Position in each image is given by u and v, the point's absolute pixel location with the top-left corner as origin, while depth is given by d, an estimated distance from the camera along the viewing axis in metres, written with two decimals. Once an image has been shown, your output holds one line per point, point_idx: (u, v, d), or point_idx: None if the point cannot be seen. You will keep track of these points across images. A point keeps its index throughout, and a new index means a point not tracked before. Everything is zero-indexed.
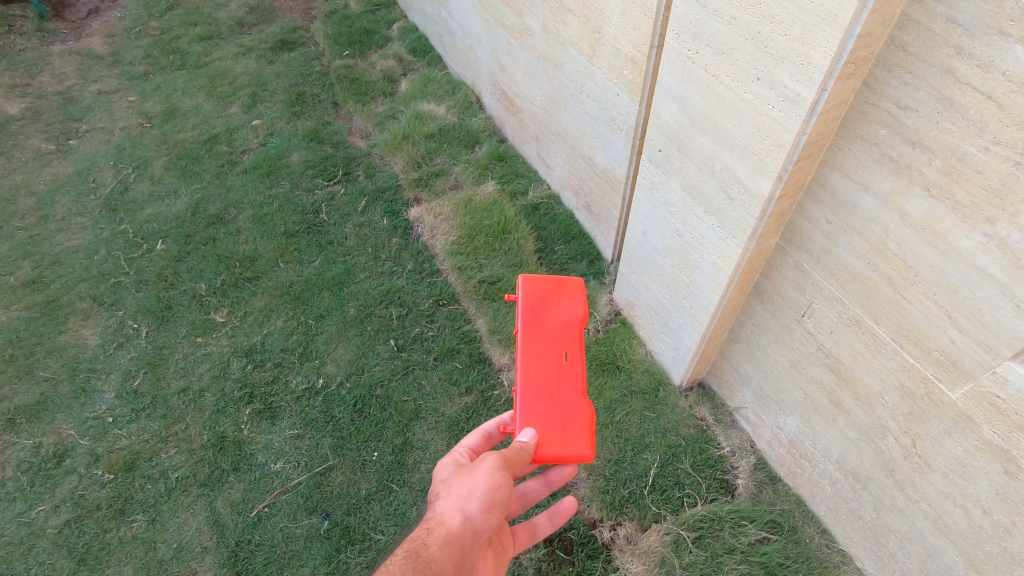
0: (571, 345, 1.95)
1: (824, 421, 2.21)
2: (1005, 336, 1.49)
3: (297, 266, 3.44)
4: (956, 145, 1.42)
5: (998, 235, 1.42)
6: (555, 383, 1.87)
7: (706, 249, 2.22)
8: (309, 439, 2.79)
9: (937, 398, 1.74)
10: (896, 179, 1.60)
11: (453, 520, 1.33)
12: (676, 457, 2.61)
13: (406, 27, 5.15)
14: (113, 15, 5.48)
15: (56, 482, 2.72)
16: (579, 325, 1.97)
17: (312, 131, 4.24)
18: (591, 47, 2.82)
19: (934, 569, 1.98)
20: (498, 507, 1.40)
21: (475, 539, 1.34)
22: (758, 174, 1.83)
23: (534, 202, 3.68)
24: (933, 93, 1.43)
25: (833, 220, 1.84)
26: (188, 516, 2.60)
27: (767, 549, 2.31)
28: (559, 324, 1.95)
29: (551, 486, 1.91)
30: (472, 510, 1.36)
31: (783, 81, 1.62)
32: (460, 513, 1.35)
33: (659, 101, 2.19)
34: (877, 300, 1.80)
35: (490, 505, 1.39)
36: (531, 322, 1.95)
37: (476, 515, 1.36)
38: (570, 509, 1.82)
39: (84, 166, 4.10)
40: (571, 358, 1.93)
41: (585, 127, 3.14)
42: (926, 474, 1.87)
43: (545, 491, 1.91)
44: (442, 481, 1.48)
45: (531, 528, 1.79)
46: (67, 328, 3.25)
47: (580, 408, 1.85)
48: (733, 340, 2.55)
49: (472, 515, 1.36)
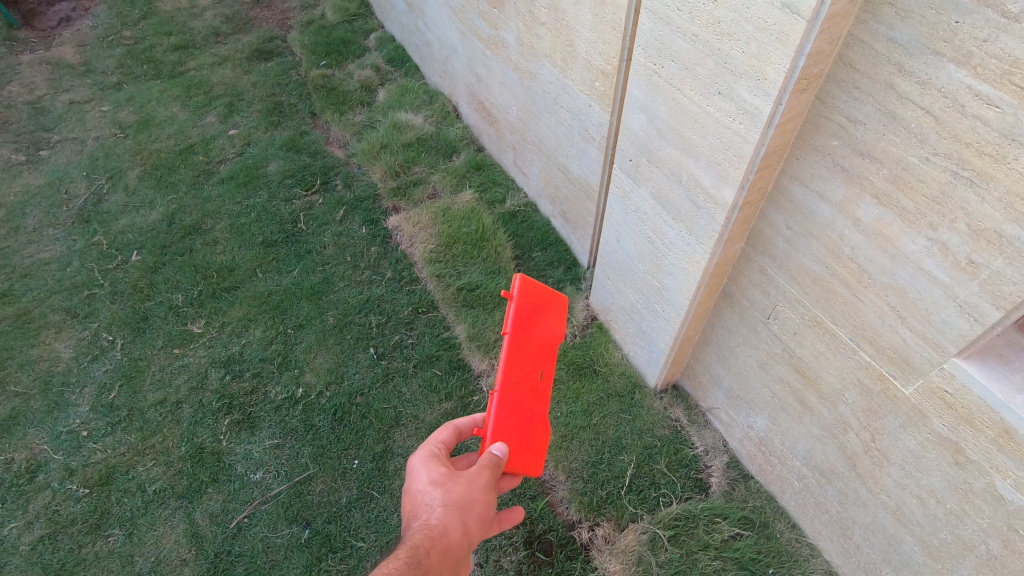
0: (545, 365, 1.97)
1: (791, 419, 2.30)
2: (950, 335, 1.59)
3: (275, 276, 3.45)
4: (901, 156, 1.52)
5: (940, 239, 1.51)
6: (529, 401, 1.87)
7: (676, 255, 2.30)
8: (289, 449, 2.79)
9: (891, 393, 1.83)
10: (848, 188, 1.70)
11: (452, 536, 1.34)
12: (652, 457, 2.68)
13: (383, 37, 5.20)
14: (85, 24, 5.43)
15: (28, 498, 2.68)
16: (553, 344, 2.01)
17: (289, 140, 4.25)
18: (563, 59, 2.90)
19: (896, 558, 2.07)
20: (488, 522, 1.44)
21: (467, 551, 1.37)
22: (721, 183, 1.92)
23: (511, 210, 3.74)
24: (878, 107, 1.52)
25: (793, 226, 1.93)
26: (165, 528, 2.58)
27: (739, 544, 2.39)
28: (541, 339, 1.96)
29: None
30: (470, 524, 1.38)
31: (742, 95, 1.70)
32: (459, 529, 1.36)
33: (629, 113, 2.27)
34: (835, 302, 1.90)
35: (483, 521, 1.43)
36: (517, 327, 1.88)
37: (472, 530, 1.39)
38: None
39: (55, 177, 4.05)
40: (543, 377, 1.96)
41: (559, 137, 3.22)
42: (884, 466, 1.96)
43: None
44: (433, 483, 1.45)
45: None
46: (39, 341, 3.21)
47: (542, 432, 1.89)
48: (704, 343, 2.63)
49: (469, 529, 1.38)
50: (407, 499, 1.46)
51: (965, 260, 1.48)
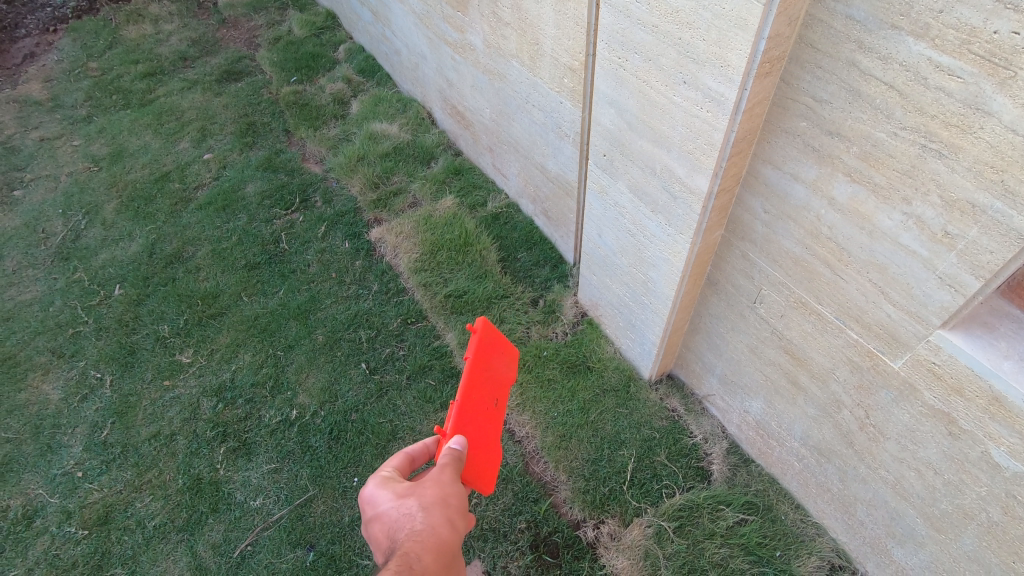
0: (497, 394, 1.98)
1: (786, 401, 2.29)
2: (933, 307, 1.58)
3: (261, 298, 3.42)
4: (869, 132, 1.51)
5: (915, 213, 1.51)
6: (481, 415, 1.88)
7: (657, 247, 2.29)
8: (288, 472, 2.77)
9: (881, 369, 1.83)
10: (820, 168, 1.69)
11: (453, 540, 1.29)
12: (652, 450, 2.67)
13: (352, 48, 5.16)
14: (50, 58, 5.37)
15: (27, 544, 2.65)
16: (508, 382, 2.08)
17: (265, 160, 4.21)
18: (531, 58, 2.89)
19: (900, 532, 2.07)
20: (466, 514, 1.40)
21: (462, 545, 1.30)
22: (695, 173, 1.90)
23: (494, 212, 3.72)
24: (843, 85, 1.52)
25: (770, 209, 1.92)
26: (169, 563, 2.55)
27: (745, 530, 2.38)
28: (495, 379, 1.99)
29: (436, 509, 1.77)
30: (455, 520, 1.32)
31: (706, 83, 1.69)
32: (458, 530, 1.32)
33: (598, 108, 2.26)
34: (817, 282, 1.90)
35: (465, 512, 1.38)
36: (477, 361, 1.90)
37: (458, 522, 1.33)
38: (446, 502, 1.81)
39: (31, 217, 3.99)
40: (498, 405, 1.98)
41: (534, 136, 3.20)
42: (881, 442, 1.96)
43: None
44: (407, 491, 1.35)
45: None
46: (27, 385, 3.17)
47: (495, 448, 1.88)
48: (694, 331, 2.62)
49: (456, 519, 1.32)
50: (377, 527, 1.31)
51: (941, 232, 1.47)
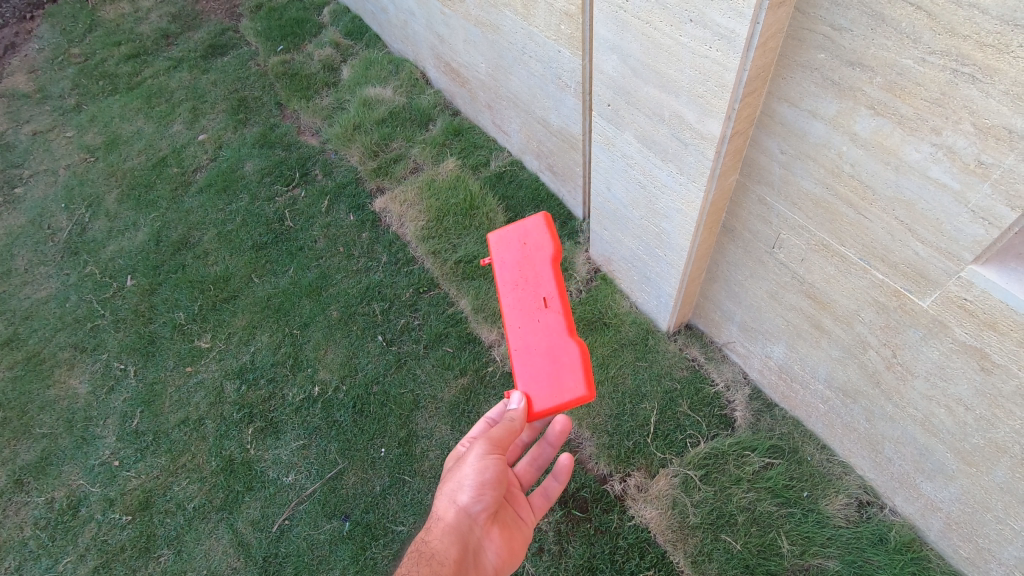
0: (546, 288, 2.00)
1: (809, 344, 2.25)
2: (965, 242, 1.51)
3: (272, 278, 3.41)
4: (894, 60, 1.42)
5: (945, 143, 1.42)
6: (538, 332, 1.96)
7: (670, 198, 2.20)
8: (316, 447, 2.82)
9: (908, 308, 1.77)
10: (841, 102, 1.59)
11: (462, 514, 1.56)
12: (674, 400, 2.66)
13: (338, 10, 4.97)
14: (31, 47, 5.23)
15: (76, 533, 2.75)
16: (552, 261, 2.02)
17: (260, 136, 4.12)
18: (524, 6, 2.74)
19: (929, 468, 2.06)
20: (492, 488, 1.61)
21: (470, 521, 1.57)
22: (706, 117, 1.81)
23: (498, 172, 3.62)
24: (864, 10, 1.41)
25: (788, 150, 1.83)
26: (212, 541, 2.65)
27: (771, 473, 2.40)
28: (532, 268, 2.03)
29: (561, 482, 1.97)
30: (464, 501, 1.57)
31: (715, 19, 1.58)
32: (470, 506, 1.58)
33: (600, 55, 2.14)
34: (840, 223, 1.82)
35: (481, 488, 1.59)
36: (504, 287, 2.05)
37: (468, 502, 1.58)
38: (568, 466, 1.91)
39: (35, 214, 3.98)
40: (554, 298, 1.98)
41: (534, 89, 3.07)
42: (908, 380, 1.92)
43: (550, 450, 2.00)
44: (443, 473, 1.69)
45: (546, 492, 1.98)
46: (54, 381, 3.22)
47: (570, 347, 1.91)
48: (712, 280, 2.57)
49: (464, 503, 1.57)
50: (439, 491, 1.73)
51: (974, 162, 1.39)
